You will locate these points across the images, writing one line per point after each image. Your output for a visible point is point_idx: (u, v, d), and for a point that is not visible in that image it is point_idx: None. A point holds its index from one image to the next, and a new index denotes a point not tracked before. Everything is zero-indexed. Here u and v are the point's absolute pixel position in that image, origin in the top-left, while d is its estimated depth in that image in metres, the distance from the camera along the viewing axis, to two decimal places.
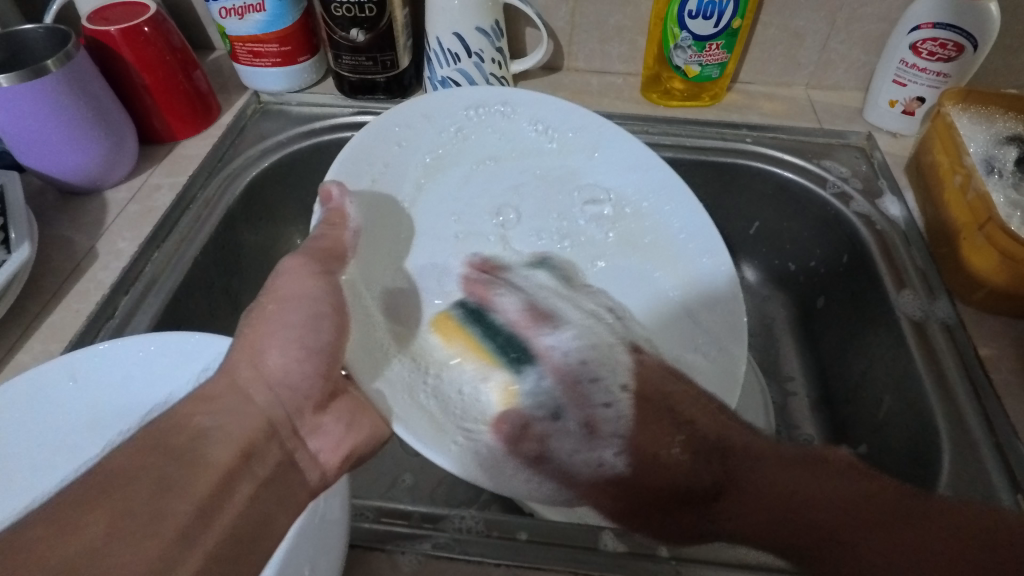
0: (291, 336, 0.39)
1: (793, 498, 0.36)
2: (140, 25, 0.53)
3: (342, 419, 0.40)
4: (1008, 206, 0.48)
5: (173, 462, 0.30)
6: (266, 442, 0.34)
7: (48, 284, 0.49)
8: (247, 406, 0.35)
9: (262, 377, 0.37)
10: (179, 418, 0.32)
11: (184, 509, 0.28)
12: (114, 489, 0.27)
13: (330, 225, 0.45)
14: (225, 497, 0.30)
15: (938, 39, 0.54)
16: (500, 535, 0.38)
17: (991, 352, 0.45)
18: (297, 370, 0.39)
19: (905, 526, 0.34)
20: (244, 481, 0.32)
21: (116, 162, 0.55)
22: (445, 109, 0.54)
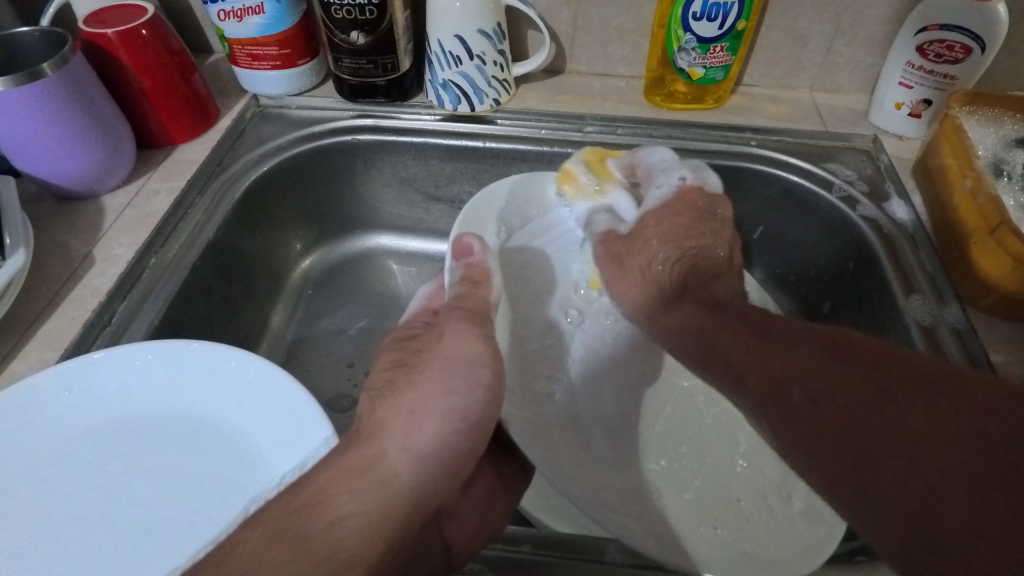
0: (449, 407, 0.38)
1: (785, 360, 0.33)
2: (137, 28, 0.53)
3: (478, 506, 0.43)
4: (1019, 210, 0.47)
5: (294, 546, 0.30)
6: (398, 531, 0.34)
7: (44, 291, 0.49)
8: (385, 462, 0.35)
9: (413, 448, 0.37)
10: (317, 496, 0.32)
11: None
12: (242, 555, 0.29)
13: (473, 282, 0.44)
14: None
15: (945, 41, 0.53)
16: (506, 548, 0.37)
17: (1002, 358, 0.44)
18: (449, 443, 0.38)
19: (879, 396, 0.29)
20: (366, 573, 0.31)
21: (113, 167, 0.55)
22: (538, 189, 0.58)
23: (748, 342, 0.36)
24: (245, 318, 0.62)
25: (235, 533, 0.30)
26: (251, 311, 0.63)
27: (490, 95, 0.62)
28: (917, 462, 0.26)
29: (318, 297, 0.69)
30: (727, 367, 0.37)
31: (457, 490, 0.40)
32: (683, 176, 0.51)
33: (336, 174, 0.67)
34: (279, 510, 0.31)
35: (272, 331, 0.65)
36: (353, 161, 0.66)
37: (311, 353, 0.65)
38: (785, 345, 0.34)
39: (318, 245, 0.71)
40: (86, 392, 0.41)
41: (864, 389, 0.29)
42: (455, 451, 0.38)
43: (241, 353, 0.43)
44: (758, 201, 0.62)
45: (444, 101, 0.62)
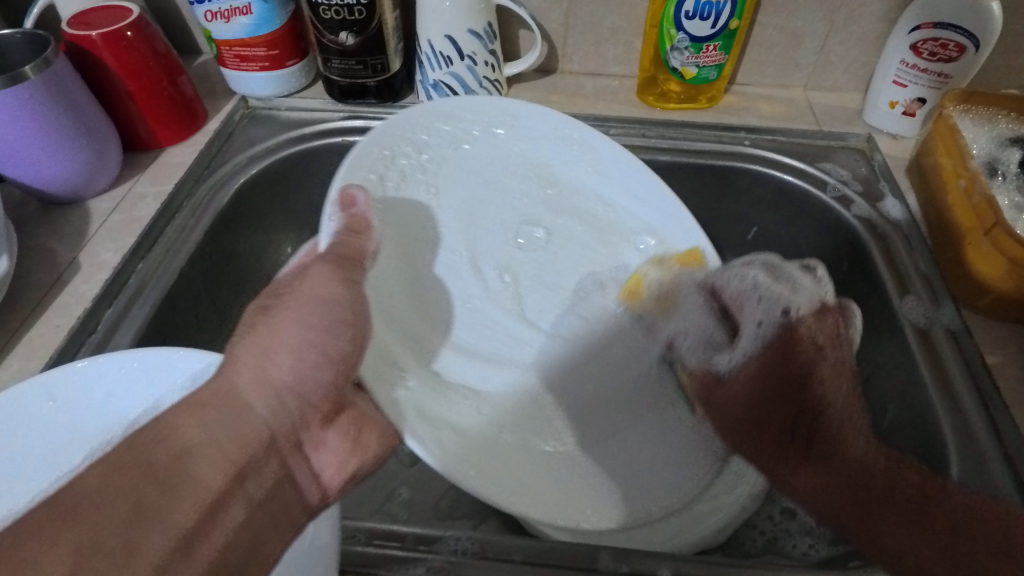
0: (308, 340, 0.36)
1: (827, 487, 0.36)
2: (122, 30, 0.52)
3: (346, 434, 0.38)
4: (1013, 209, 0.47)
5: (154, 486, 0.26)
6: (255, 458, 0.31)
7: (29, 298, 0.48)
8: (241, 416, 0.32)
9: (267, 380, 0.34)
10: (164, 427, 0.29)
11: (162, 540, 0.25)
12: (83, 513, 0.24)
13: (352, 232, 0.43)
14: (206, 523, 0.27)
15: (939, 39, 0.53)
16: (496, 557, 0.37)
17: (997, 360, 0.44)
18: (313, 378, 0.36)
19: (873, 512, 0.33)
20: (232, 507, 0.29)
21: (98, 171, 0.54)
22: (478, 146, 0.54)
23: (819, 469, 0.37)
24: (235, 322, 0.61)
25: (76, 481, 0.25)
26: (241, 315, 0.62)
27: (481, 95, 0.62)
28: (919, 521, 0.32)
29: None
30: (814, 468, 0.37)
31: (327, 431, 0.37)
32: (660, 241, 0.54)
33: (326, 177, 0.66)
34: (134, 463, 0.27)
35: None
36: (344, 163, 0.65)
37: None
38: (841, 447, 0.37)
39: (307, 247, 0.70)
40: (69, 402, 0.40)
41: (874, 482, 0.34)
42: (316, 384, 0.36)
43: (226, 361, 0.41)
44: (752, 201, 0.62)
45: (435, 101, 0.62)
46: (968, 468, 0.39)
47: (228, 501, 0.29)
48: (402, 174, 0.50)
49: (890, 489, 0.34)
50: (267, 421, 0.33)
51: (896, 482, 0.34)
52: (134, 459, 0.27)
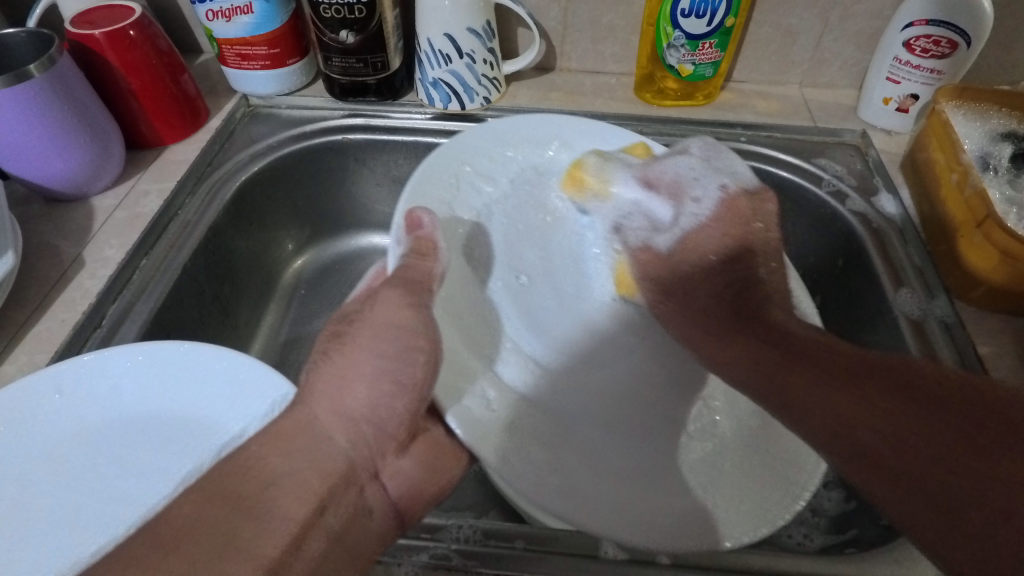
0: (382, 368, 0.36)
1: (840, 377, 0.29)
2: (125, 29, 0.52)
3: (424, 462, 0.38)
4: (1005, 203, 0.47)
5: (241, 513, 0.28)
6: (335, 489, 0.31)
7: (35, 293, 0.48)
8: (326, 445, 0.32)
9: (344, 411, 0.34)
10: (250, 458, 0.30)
11: (259, 565, 0.26)
12: (176, 542, 0.26)
13: (420, 255, 0.42)
14: (293, 551, 0.28)
15: (932, 36, 0.54)
16: (498, 544, 0.37)
17: (990, 350, 0.44)
18: (386, 406, 0.35)
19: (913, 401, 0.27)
20: (315, 536, 0.29)
21: (102, 169, 0.54)
22: (495, 139, 0.53)
23: (812, 368, 0.30)
24: (238, 318, 0.62)
25: (171, 512, 0.27)
26: (243, 311, 0.62)
27: (480, 92, 0.62)
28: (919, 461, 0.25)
29: (311, 297, 0.69)
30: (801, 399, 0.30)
31: (402, 459, 0.36)
32: (724, 186, 0.47)
33: (327, 174, 0.66)
34: (222, 494, 0.28)
35: (264, 331, 0.65)
36: (345, 160, 0.66)
37: (305, 351, 0.65)
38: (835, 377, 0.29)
39: (309, 245, 0.71)
40: (76, 394, 0.41)
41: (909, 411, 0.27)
42: (390, 417, 0.35)
43: (230, 352, 0.43)
44: None
45: (434, 99, 0.62)
46: None
47: (312, 532, 0.29)
48: (449, 202, 0.50)
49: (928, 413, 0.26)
50: (346, 449, 0.33)
51: (919, 386, 0.27)
52: (229, 486, 0.29)
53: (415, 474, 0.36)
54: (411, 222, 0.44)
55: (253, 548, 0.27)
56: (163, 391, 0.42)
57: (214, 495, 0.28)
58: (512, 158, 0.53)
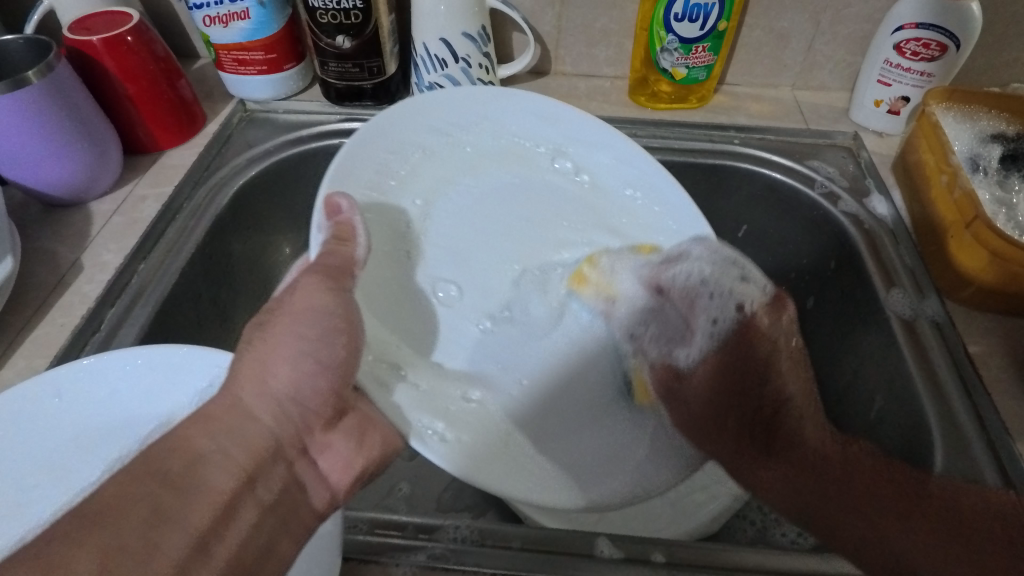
0: (303, 351, 0.38)
1: (805, 482, 0.38)
2: (123, 35, 0.53)
3: (352, 434, 0.41)
4: (993, 203, 0.48)
5: (166, 489, 0.29)
6: (261, 465, 0.34)
7: (33, 298, 0.49)
8: (249, 425, 0.35)
9: (268, 392, 0.37)
10: (175, 440, 0.31)
11: (182, 541, 0.28)
12: (108, 521, 0.27)
13: (340, 240, 0.42)
14: (219, 524, 0.30)
15: (922, 39, 0.54)
16: (494, 544, 0.38)
17: (981, 349, 0.45)
18: (309, 386, 0.38)
19: (869, 494, 0.35)
20: (244, 506, 0.32)
21: (99, 174, 0.55)
22: (415, 121, 0.52)
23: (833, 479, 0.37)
24: (236, 322, 0.62)
25: (100, 492, 0.28)
26: (241, 315, 0.63)
27: None
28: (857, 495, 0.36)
29: None
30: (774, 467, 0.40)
31: (333, 436, 0.40)
32: (643, 275, 0.50)
33: (324, 178, 0.67)
34: (149, 472, 0.29)
35: None
36: None
37: None
38: (856, 465, 0.37)
39: (306, 248, 0.71)
40: (72, 397, 0.41)
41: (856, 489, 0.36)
42: (314, 394, 0.38)
43: (231, 360, 0.42)
44: (742, 198, 0.63)
45: None
46: (953, 453, 0.40)
47: (239, 501, 0.32)
48: (399, 177, 0.51)
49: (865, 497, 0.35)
50: (273, 427, 0.36)
51: (910, 488, 0.35)
52: (159, 468, 0.30)
53: (344, 453, 0.40)
54: (331, 208, 0.43)
55: (186, 512, 0.29)
56: (161, 394, 0.42)
57: (143, 473, 0.29)
58: (449, 148, 0.53)
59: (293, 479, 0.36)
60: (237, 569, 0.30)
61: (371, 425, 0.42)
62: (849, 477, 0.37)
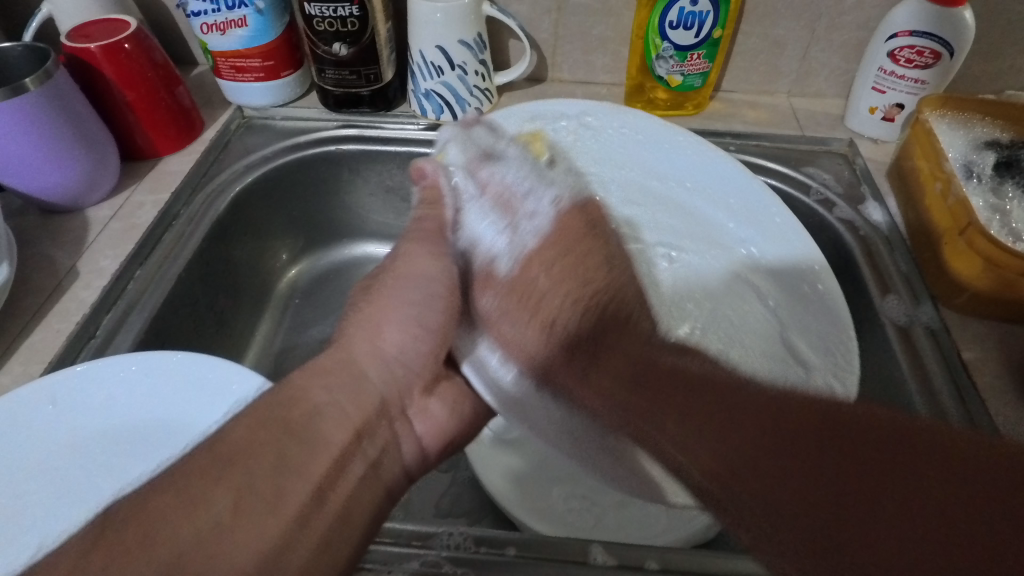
0: (410, 314, 0.43)
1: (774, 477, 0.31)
2: (121, 42, 0.53)
3: (447, 402, 0.44)
4: (987, 210, 0.48)
5: (289, 441, 0.32)
6: (371, 421, 0.37)
7: (30, 303, 0.49)
8: (360, 382, 0.38)
9: (379, 352, 0.41)
10: (293, 394, 0.35)
11: (304, 488, 0.31)
12: (240, 462, 0.30)
13: (430, 204, 0.50)
14: (335, 475, 0.32)
15: (916, 47, 0.55)
16: (490, 551, 0.38)
17: (975, 355, 0.45)
18: (412, 347, 0.42)
19: (856, 462, 0.30)
20: (353, 461, 0.34)
21: (98, 181, 0.55)
22: (516, 114, 0.57)
23: (768, 446, 0.32)
24: (233, 328, 0.62)
25: (228, 434, 0.32)
26: (237, 321, 0.63)
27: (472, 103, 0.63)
28: (838, 511, 0.29)
29: (305, 305, 0.69)
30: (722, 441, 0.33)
31: (430, 400, 0.43)
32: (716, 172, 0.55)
33: (322, 184, 0.67)
34: (270, 419, 0.33)
35: (259, 340, 0.65)
36: (339, 170, 0.66)
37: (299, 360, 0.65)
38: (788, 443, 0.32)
39: (304, 254, 0.72)
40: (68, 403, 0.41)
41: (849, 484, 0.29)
42: (416, 353, 0.43)
43: (220, 362, 0.44)
44: None
45: (427, 110, 0.63)
46: None
47: (348, 457, 0.34)
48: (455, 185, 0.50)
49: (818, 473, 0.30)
50: (381, 389, 0.39)
51: (867, 444, 0.30)
52: (275, 415, 0.33)
53: (439, 416, 0.43)
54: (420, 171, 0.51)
55: (304, 474, 0.31)
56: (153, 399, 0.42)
57: (261, 423, 0.32)
58: (575, 142, 0.57)
59: (393, 442, 0.38)
60: (346, 526, 0.32)
61: (465, 396, 0.45)
62: (790, 444, 0.31)
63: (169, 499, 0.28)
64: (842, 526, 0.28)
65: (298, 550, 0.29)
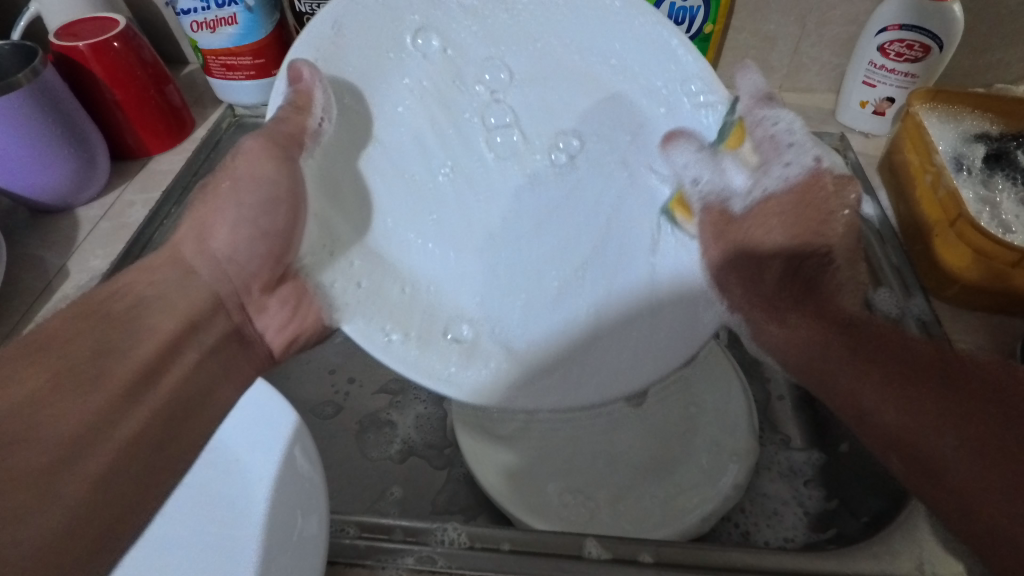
0: (242, 216, 0.45)
1: (918, 410, 0.33)
2: (109, 40, 0.53)
3: (288, 301, 0.47)
4: (976, 202, 0.49)
5: (112, 327, 0.38)
6: (204, 315, 0.43)
7: (19, 304, 0.49)
8: (192, 281, 0.43)
9: (206, 251, 0.44)
10: (120, 289, 0.39)
11: (123, 370, 0.37)
12: (42, 350, 0.35)
13: (297, 108, 0.42)
14: (158, 367, 0.38)
15: (905, 41, 0.55)
16: (484, 546, 0.38)
17: (966, 346, 0.45)
18: (245, 247, 0.45)
19: (993, 418, 0.31)
20: (188, 350, 0.41)
21: (87, 180, 0.54)
22: None
23: (876, 358, 0.36)
24: None
25: (46, 325, 0.36)
26: None
27: None
28: (965, 420, 0.31)
29: None
30: (876, 372, 0.35)
31: (269, 299, 0.47)
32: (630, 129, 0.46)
33: None
34: (96, 310, 0.38)
35: None
36: None
37: None
38: (903, 380, 0.34)
39: None
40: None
41: (954, 408, 0.32)
42: (250, 255, 0.45)
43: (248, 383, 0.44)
44: None
45: None
46: None
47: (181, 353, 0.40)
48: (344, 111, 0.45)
49: (940, 427, 0.32)
50: (213, 284, 0.44)
51: (979, 389, 0.32)
52: (103, 316, 0.38)
53: (281, 316, 0.47)
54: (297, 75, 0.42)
55: (126, 360, 0.37)
56: None
57: (89, 316, 0.37)
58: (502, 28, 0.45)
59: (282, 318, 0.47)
60: (122, 480, 0.35)
61: (305, 298, 0.47)
62: (909, 377, 0.34)
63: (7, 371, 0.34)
64: (932, 474, 0.32)
65: (109, 440, 0.35)
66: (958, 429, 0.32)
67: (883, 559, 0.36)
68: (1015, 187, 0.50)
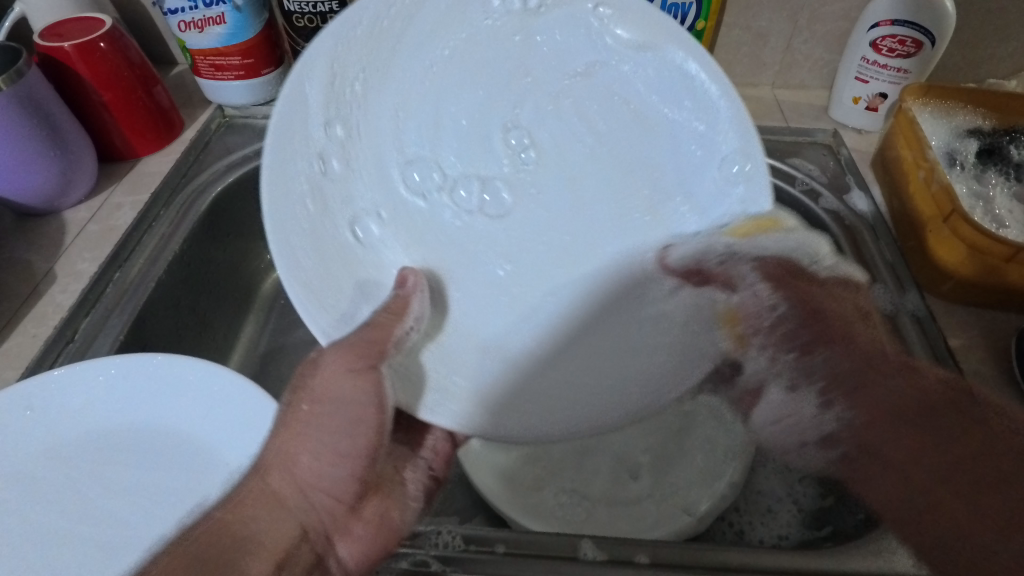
0: (324, 442, 0.37)
1: (915, 448, 0.33)
2: (95, 41, 0.52)
3: (438, 454, 0.45)
4: (970, 197, 0.49)
5: (274, 502, 0.35)
6: (362, 498, 0.39)
7: (5, 308, 0.48)
8: (315, 496, 0.37)
9: (297, 481, 0.36)
10: (282, 462, 0.36)
11: (281, 544, 0.34)
12: (228, 534, 0.32)
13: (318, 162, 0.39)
14: (314, 567, 0.35)
15: (896, 36, 0.55)
16: (479, 549, 0.37)
17: (961, 342, 0.45)
18: (326, 473, 0.37)
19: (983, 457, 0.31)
20: (353, 523, 0.37)
21: (74, 183, 0.54)
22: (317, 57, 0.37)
23: (886, 429, 0.34)
24: (216, 330, 0.61)
25: (217, 518, 0.33)
26: (220, 324, 0.62)
27: None
28: (927, 454, 0.32)
29: (290, 307, 0.68)
30: (912, 432, 0.34)
31: (408, 480, 0.44)
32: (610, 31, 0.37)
33: None
34: (249, 507, 0.34)
35: (244, 342, 0.65)
36: None
37: (285, 364, 0.64)
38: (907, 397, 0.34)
39: None
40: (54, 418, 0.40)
41: (959, 447, 0.32)
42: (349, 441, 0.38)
43: (223, 371, 0.40)
44: None
45: None
46: None
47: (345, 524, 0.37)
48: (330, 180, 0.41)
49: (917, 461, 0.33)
50: (367, 466, 0.40)
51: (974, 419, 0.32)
52: (261, 497, 0.35)
53: (449, 454, 0.45)
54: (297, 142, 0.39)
55: (266, 547, 0.33)
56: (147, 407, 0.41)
57: (259, 497, 0.35)
58: None
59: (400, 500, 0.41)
60: None
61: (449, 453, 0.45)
62: (911, 413, 0.34)
63: (207, 541, 0.31)
64: (921, 518, 0.32)
65: (267, 544, 0.33)
66: (937, 473, 0.32)
67: (879, 556, 0.36)
68: (1008, 183, 0.50)
